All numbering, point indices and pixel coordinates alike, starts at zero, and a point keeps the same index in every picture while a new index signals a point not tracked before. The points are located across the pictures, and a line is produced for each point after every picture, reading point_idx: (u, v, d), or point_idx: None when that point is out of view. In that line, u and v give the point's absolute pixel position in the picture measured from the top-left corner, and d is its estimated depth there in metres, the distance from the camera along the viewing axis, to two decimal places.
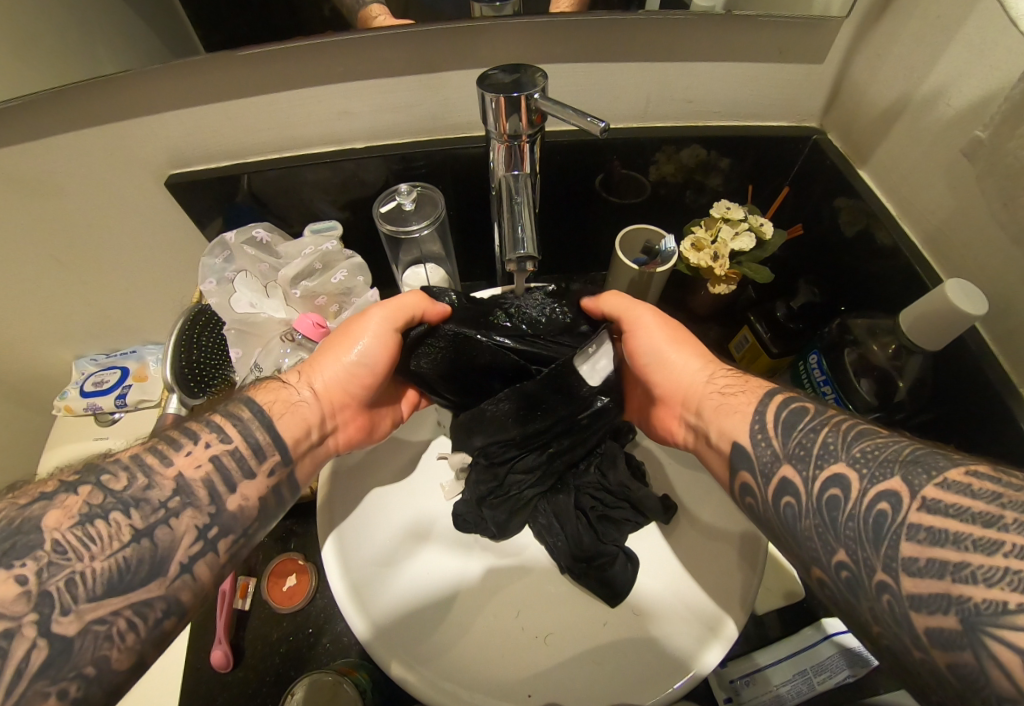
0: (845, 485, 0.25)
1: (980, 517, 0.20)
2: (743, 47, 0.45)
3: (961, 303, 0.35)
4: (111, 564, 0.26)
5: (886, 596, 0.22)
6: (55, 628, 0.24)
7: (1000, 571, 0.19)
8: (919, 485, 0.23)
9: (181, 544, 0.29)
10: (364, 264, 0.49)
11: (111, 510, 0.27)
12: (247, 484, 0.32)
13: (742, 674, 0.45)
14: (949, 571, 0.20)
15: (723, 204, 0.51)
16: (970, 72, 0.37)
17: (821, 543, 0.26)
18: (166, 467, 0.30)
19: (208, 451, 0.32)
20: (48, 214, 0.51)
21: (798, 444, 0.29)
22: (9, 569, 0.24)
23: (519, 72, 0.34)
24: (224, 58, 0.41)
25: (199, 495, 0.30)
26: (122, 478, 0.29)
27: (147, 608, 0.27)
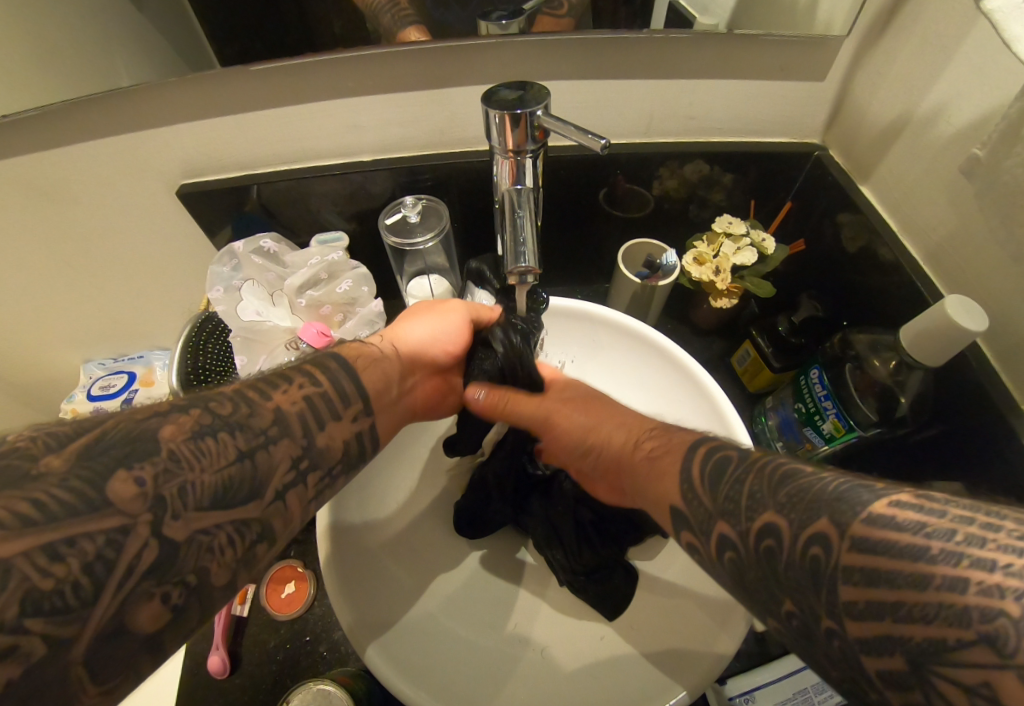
0: (776, 534, 0.23)
1: (907, 552, 0.18)
2: (746, 65, 0.46)
3: (962, 320, 0.35)
4: (220, 480, 0.25)
5: (835, 640, 0.20)
6: (167, 530, 0.23)
7: (935, 606, 0.17)
8: (845, 522, 0.21)
9: (277, 470, 0.28)
10: (369, 275, 0.50)
11: (218, 428, 0.26)
12: (334, 426, 0.32)
13: (743, 691, 0.44)
14: (890, 613, 0.18)
15: (725, 218, 0.51)
16: (969, 91, 0.38)
17: (769, 593, 0.23)
18: (267, 400, 0.29)
19: (302, 390, 0.31)
20: (62, 220, 0.52)
21: (728, 497, 0.27)
22: (129, 470, 0.23)
23: (523, 89, 0.35)
24: (238, 72, 0.42)
25: (292, 429, 0.29)
26: (228, 404, 0.28)
27: (244, 528, 0.26)
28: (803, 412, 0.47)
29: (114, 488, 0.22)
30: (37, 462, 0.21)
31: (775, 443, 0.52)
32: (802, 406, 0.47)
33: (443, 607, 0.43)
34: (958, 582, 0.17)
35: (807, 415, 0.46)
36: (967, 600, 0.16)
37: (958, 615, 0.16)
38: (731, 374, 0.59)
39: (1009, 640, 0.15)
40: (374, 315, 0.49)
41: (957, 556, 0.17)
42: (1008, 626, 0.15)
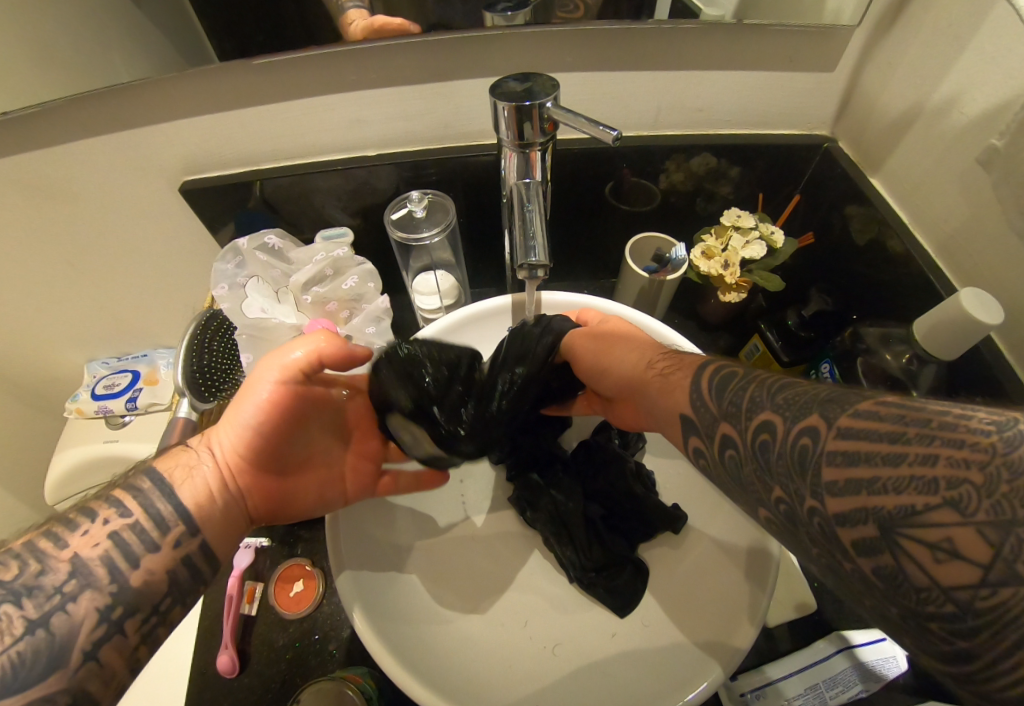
0: (774, 430, 0.24)
1: (885, 436, 0.20)
2: (754, 56, 0.45)
3: (978, 312, 0.35)
4: (8, 657, 0.25)
5: (817, 518, 0.22)
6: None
7: (906, 479, 0.19)
8: (834, 417, 0.22)
9: (81, 631, 0.27)
10: (374, 270, 0.49)
11: (3, 599, 0.26)
12: (148, 563, 0.31)
13: (755, 687, 0.44)
14: (864, 488, 0.20)
15: (733, 211, 0.51)
16: (984, 79, 0.37)
17: (763, 484, 0.25)
18: (63, 549, 0.29)
19: (106, 528, 0.30)
20: (65, 219, 0.52)
21: (730, 402, 0.28)
22: None
23: (531, 80, 0.35)
24: (240, 66, 0.41)
25: (96, 575, 0.29)
26: (16, 566, 0.28)
27: (58, 696, 0.26)
28: None
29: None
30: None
31: None
32: None
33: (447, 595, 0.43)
34: (930, 457, 0.19)
35: None
36: (937, 471, 0.18)
37: (928, 484, 0.19)
38: None
39: (969, 502, 0.18)
40: (381, 311, 0.49)
41: (931, 439, 0.19)
42: (970, 490, 0.18)
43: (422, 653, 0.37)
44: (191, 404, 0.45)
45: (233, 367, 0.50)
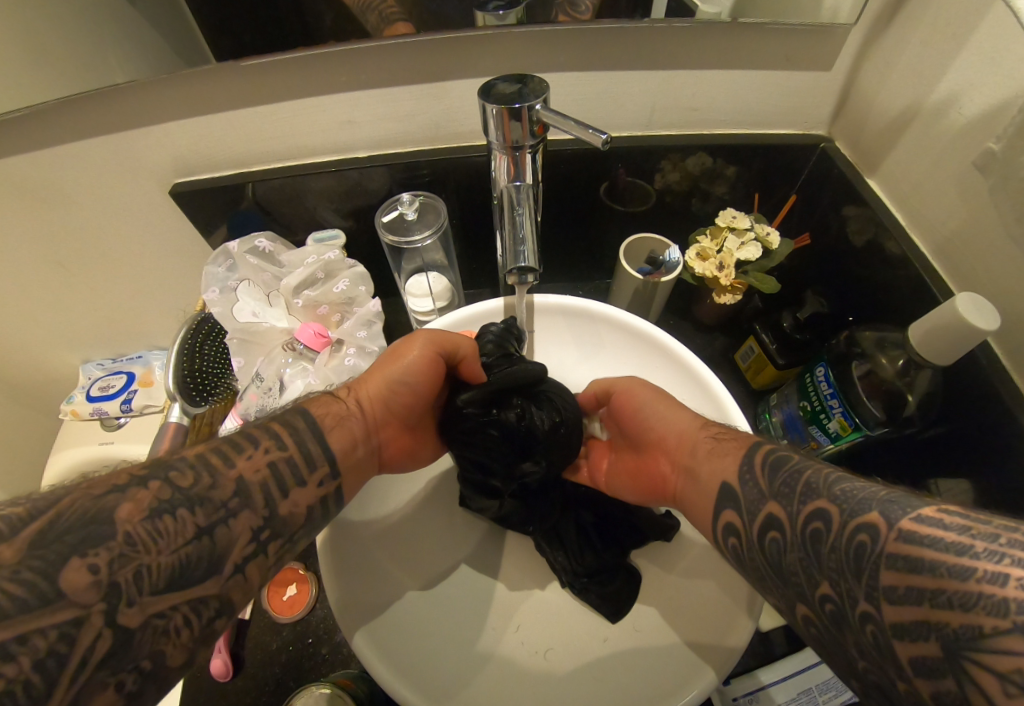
0: (828, 520, 0.24)
1: (951, 546, 0.19)
2: (750, 54, 0.45)
3: (973, 318, 0.34)
4: (177, 560, 0.24)
5: (870, 625, 0.21)
6: (120, 619, 0.22)
7: (974, 595, 0.18)
8: (896, 517, 0.22)
9: (237, 544, 0.27)
10: (366, 274, 0.49)
11: (178, 505, 0.26)
12: (299, 491, 0.31)
13: (747, 691, 0.44)
14: (926, 598, 0.19)
15: (729, 212, 0.50)
16: (981, 81, 0.37)
17: (807, 576, 0.25)
18: (230, 468, 0.28)
19: (267, 456, 0.30)
20: (55, 221, 0.51)
21: (783, 483, 0.28)
22: (83, 557, 0.22)
23: (523, 82, 0.34)
24: (229, 67, 0.41)
25: (255, 499, 0.29)
26: (190, 475, 0.27)
27: (201, 606, 0.25)
28: (808, 410, 0.46)
29: (66, 578, 0.21)
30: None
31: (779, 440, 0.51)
32: (808, 403, 0.46)
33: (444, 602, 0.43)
34: (999, 575, 0.17)
35: (812, 413, 0.46)
36: (1007, 592, 0.17)
37: (996, 604, 0.17)
38: (734, 370, 0.58)
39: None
40: (371, 315, 0.48)
41: (1001, 555, 0.18)
42: None
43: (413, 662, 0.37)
44: (183, 409, 0.45)
45: (223, 371, 0.50)
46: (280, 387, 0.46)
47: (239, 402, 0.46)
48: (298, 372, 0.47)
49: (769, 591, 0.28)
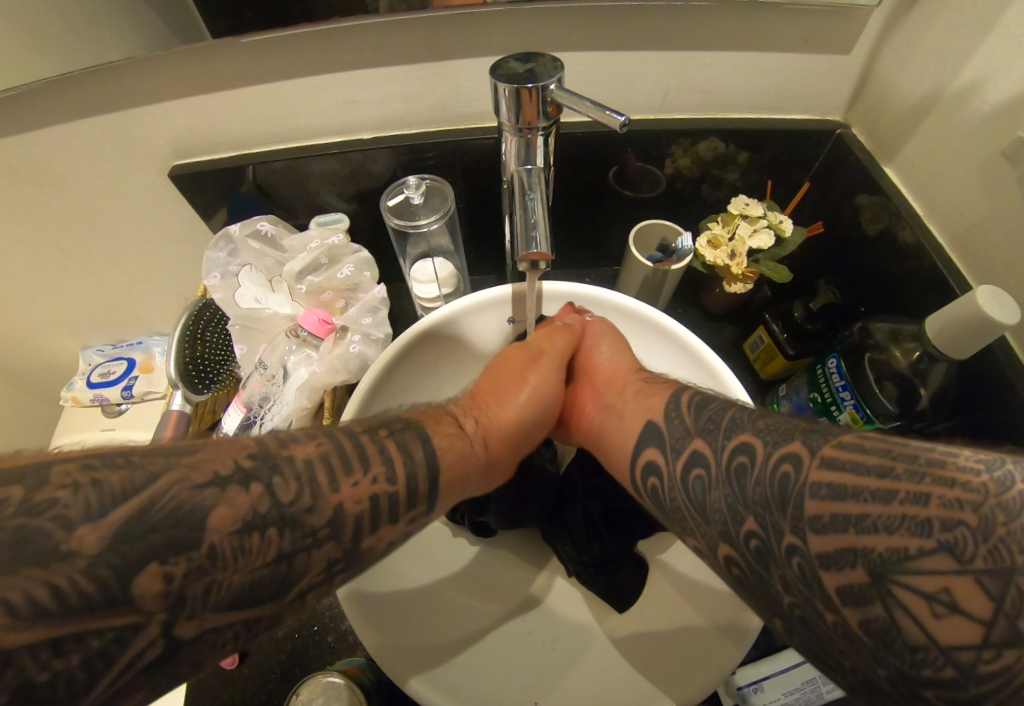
0: (752, 451, 0.26)
1: (875, 469, 0.20)
2: (766, 37, 0.43)
3: (994, 312, 0.33)
4: (246, 582, 0.23)
5: (796, 558, 0.21)
6: (178, 630, 0.21)
7: (898, 518, 0.18)
8: (818, 447, 0.23)
9: (310, 572, 0.26)
10: (370, 259, 0.47)
11: (271, 522, 0.24)
12: (387, 529, 0.29)
13: (752, 681, 0.44)
14: (850, 524, 0.20)
15: (742, 199, 0.49)
16: (1010, 65, 0.35)
17: (732, 510, 0.25)
18: (335, 492, 0.27)
19: (372, 486, 0.28)
20: (51, 204, 0.50)
21: (708, 419, 0.31)
22: (162, 562, 0.21)
23: (533, 61, 0.33)
24: (227, 44, 0.39)
25: (343, 530, 0.27)
26: (292, 489, 0.26)
27: (253, 624, 0.24)
28: (818, 401, 0.46)
29: (139, 584, 0.20)
30: (72, 533, 0.20)
31: None
32: (818, 394, 0.46)
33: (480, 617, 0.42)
34: (921, 497, 0.18)
35: (822, 405, 0.45)
36: (929, 512, 0.18)
37: (920, 525, 0.18)
38: (742, 360, 0.58)
39: (965, 547, 0.17)
40: (376, 302, 0.47)
41: (920, 474, 0.19)
42: (966, 533, 0.17)
43: (425, 652, 0.37)
44: (184, 397, 0.46)
45: (226, 357, 0.49)
46: (283, 375, 0.46)
47: (242, 389, 0.46)
48: (302, 359, 0.46)
49: (687, 536, 0.29)
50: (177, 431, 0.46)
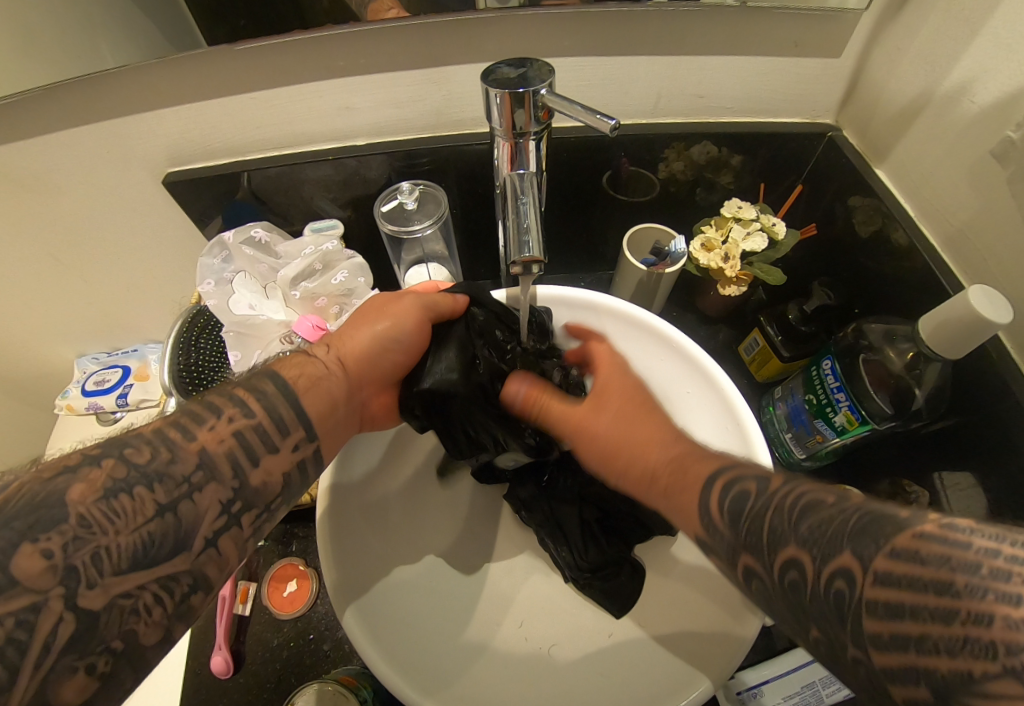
0: (801, 568, 0.22)
1: (932, 584, 0.17)
2: (758, 41, 0.44)
3: (983, 309, 0.34)
4: (139, 539, 0.24)
5: (862, 668, 0.19)
6: (83, 601, 0.22)
7: (961, 640, 0.16)
8: (868, 557, 0.19)
9: (207, 519, 0.27)
10: (364, 265, 0.48)
11: (133, 484, 0.25)
12: (271, 459, 0.31)
13: (751, 685, 0.44)
14: (911, 646, 0.17)
15: (735, 203, 0.49)
16: (999, 67, 0.36)
17: (797, 622, 0.23)
18: (190, 440, 0.28)
19: (231, 425, 0.29)
20: (45, 212, 0.50)
21: (749, 529, 0.25)
22: (35, 541, 0.22)
23: (525, 66, 0.33)
24: (221, 51, 0.40)
25: (222, 471, 0.28)
26: (147, 451, 0.26)
27: (172, 582, 0.25)
28: (814, 403, 0.46)
29: (19, 564, 0.21)
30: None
31: (784, 433, 0.50)
32: (813, 396, 0.45)
33: (455, 605, 0.42)
34: (983, 615, 0.15)
35: (818, 406, 0.45)
36: (993, 634, 0.15)
37: (983, 648, 0.15)
38: (738, 362, 0.58)
39: None
40: None
41: (983, 591, 0.16)
42: None
43: (406, 646, 0.37)
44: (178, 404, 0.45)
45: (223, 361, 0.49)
46: None
47: None
48: None
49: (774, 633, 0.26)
50: None
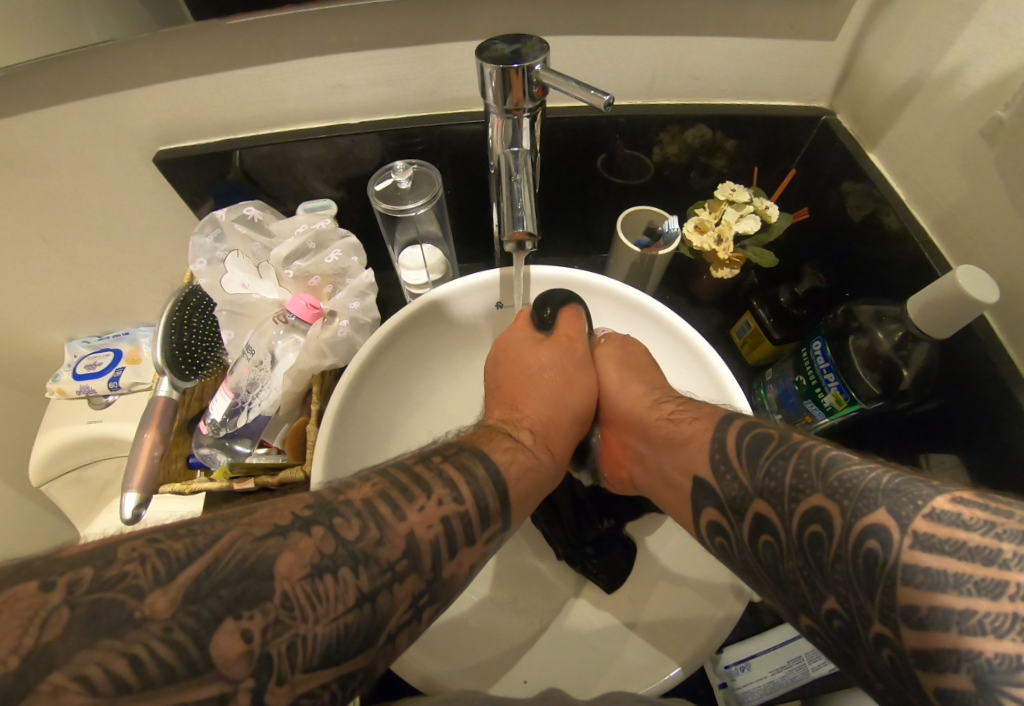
0: (826, 523, 0.24)
1: (977, 553, 0.18)
2: (754, 22, 0.44)
3: (971, 289, 0.34)
4: (333, 632, 0.22)
5: (886, 650, 0.20)
6: (270, 700, 0.20)
7: (1010, 618, 0.17)
8: (907, 518, 0.21)
9: (395, 612, 0.25)
10: (359, 244, 0.47)
11: (340, 565, 0.23)
12: (466, 552, 0.29)
13: (738, 659, 0.45)
14: (953, 621, 0.18)
15: (728, 185, 0.49)
16: (990, 50, 0.36)
17: (811, 587, 0.24)
18: (401, 521, 0.26)
19: (441, 508, 0.28)
20: (32, 191, 0.49)
21: (766, 478, 0.28)
22: (237, 619, 0.20)
23: (520, 42, 0.33)
24: (211, 26, 0.39)
25: (422, 561, 0.26)
26: (357, 525, 0.25)
27: (350, 680, 0.23)
28: (804, 384, 0.46)
29: (218, 646, 0.19)
30: (144, 600, 0.19)
31: (774, 415, 0.51)
32: (803, 377, 0.46)
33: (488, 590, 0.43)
34: None
35: (807, 388, 0.46)
36: None
37: None
38: (730, 346, 0.59)
39: None
40: (364, 287, 0.47)
41: None
42: None
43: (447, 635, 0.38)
44: (172, 383, 0.46)
45: (212, 343, 0.50)
46: (272, 360, 0.47)
47: (229, 375, 0.46)
48: (290, 344, 0.47)
49: (764, 592, 0.28)
50: (163, 419, 0.45)
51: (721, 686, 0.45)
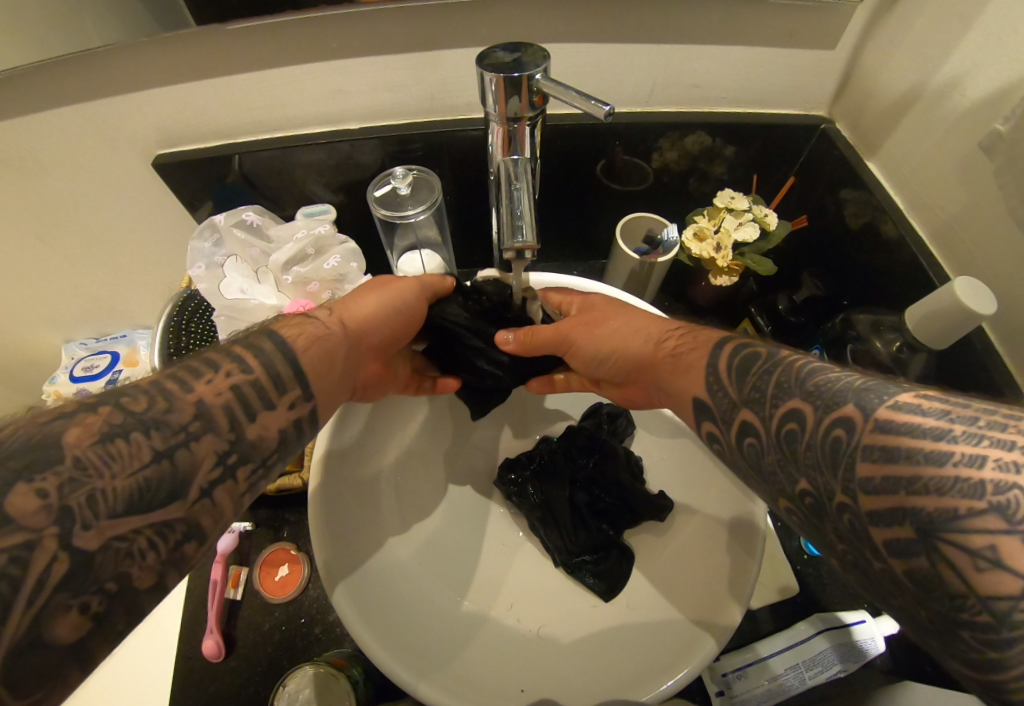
0: (802, 419, 0.25)
1: (931, 429, 0.20)
2: (754, 30, 0.44)
3: (970, 302, 0.34)
4: (134, 485, 0.23)
5: (846, 515, 0.22)
6: (78, 542, 0.21)
7: (951, 479, 0.19)
8: (871, 407, 0.22)
9: (202, 467, 0.26)
10: (357, 249, 0.48)
11: (132, 429, 0.24)
12: (267, 415, 0.29)
13: (736, 668, 0.45)
14: (902, 486, 0.20)
15: (727, 193, 0.49)
16: (988, 61, 0.36)
17: (786, 475, 0.25)
18: (188, 392, 0.27)
19: (229, 379, 0.28)
20: (28, 193, 0.49)
21: (753, 387, 0.28)
22: (30, 482, 0.21)
23: (519, 50, 0.33)
24: (210, 30, 0.39)
25: (218, 421, 0.27)
26: (144, 398, 0.25)
27: (168, 530, 0.24)
28: None
29: (12, 504, 0.20)
30: None
31: None
32: None
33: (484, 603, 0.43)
34: (977, 458, 0.19)
35: None
36: (984, 473, 0.18)
37: (974, 488, 0.18)
38: None
39: (1018, 509, 0.17)
40: None
41: (979, 437, 0.19)
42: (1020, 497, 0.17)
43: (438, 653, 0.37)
44: None
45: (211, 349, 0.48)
46: None
47: None
48: None
49: (747, 489, 0.30)
50: None
51: (718, 694, 0.44)
